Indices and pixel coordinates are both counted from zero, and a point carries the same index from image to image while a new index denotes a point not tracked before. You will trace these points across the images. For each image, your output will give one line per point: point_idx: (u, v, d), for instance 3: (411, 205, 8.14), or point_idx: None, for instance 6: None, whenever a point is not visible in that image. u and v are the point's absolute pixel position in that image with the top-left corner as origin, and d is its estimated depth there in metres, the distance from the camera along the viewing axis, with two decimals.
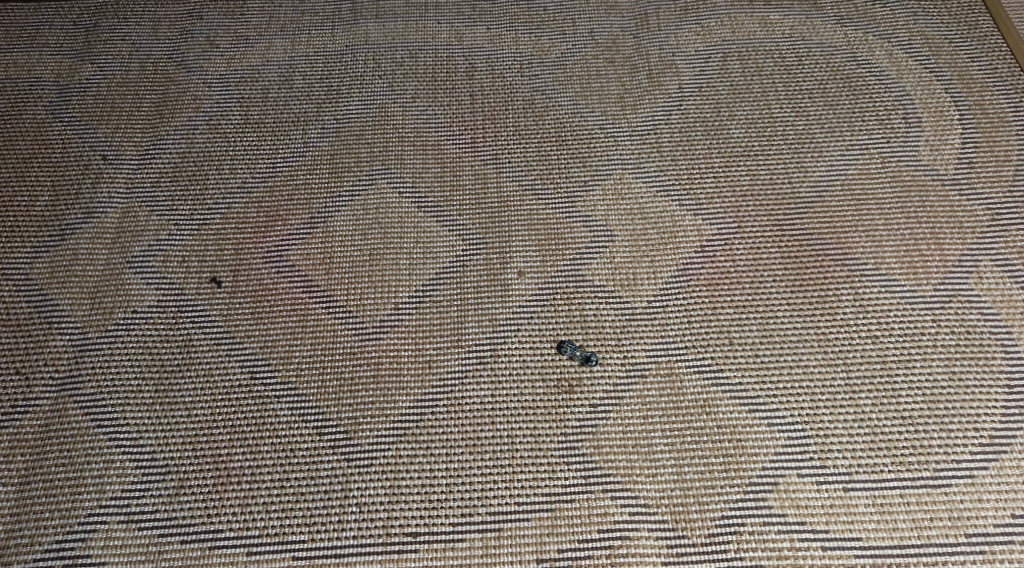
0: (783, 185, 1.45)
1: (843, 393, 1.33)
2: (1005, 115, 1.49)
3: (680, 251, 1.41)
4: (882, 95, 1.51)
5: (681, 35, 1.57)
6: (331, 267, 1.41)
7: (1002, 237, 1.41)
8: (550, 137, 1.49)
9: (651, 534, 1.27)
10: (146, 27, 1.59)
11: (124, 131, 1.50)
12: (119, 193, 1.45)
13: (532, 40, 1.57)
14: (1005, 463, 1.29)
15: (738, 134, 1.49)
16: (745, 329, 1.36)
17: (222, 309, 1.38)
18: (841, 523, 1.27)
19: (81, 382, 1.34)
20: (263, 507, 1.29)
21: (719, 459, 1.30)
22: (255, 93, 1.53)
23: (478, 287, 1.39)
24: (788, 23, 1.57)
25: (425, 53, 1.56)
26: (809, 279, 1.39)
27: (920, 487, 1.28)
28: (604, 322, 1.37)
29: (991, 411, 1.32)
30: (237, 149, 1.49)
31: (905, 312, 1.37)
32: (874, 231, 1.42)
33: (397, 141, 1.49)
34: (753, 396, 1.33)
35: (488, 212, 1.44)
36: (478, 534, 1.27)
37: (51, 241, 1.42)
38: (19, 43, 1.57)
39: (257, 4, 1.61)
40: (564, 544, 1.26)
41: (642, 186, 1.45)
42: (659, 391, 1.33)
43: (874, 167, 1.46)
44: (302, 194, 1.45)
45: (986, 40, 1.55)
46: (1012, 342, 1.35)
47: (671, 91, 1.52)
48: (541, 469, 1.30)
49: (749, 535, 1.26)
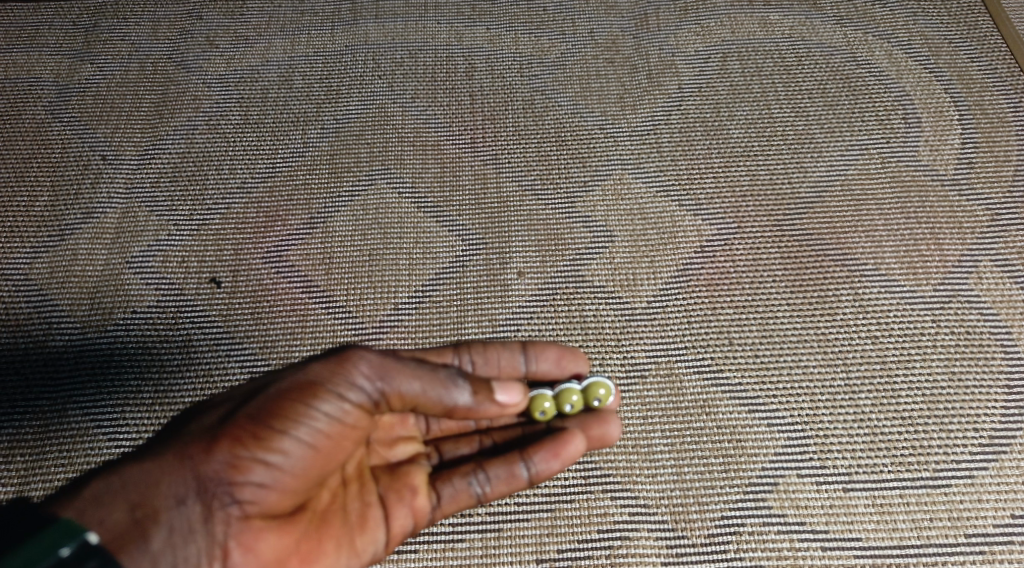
0: (783, 185, 1.45)
1: (844, 393, 1.33)
2: (1005, 114, 1.49)
3: (680, 252, 1.41)
4: (882, 95, 1.51)
5: (681, 35, 1.57)
6: (331, 267, 1.41)
7: (1002, 237, 1.41)
8: (550, 137, 1.49)
9: (650, 534, 1.26)
10: (146, 27, 1.59)
11: (125, 131, 1.50)
12: (119, 193, 1.45)
13: (532, 41, 1.57)
14: (1005, 463, 1.29)
15: (739, 134, 1.49)
16: (745, 328, 1.36)
17: (222, 309, 1.38)
18: (841, 523, 1.27)
19: (81, 382, 1.34)
20: None
21: (719, 459, 1.30)
22: (255, 93, 1.53)
23: (479, 286, 1.39)
24: (789, 23, 1.57)
25: (426, 53, 1.56)
26: (809, 279, 1.39)
27: (920, 487, 1.28)
28: (604, 322, 1.37)
29: (991, 411, 1.32)
30: (237, 149, 1.49)
31: (906, 312, 1.37)
32: (874, 232, 1.42)
33: (397, 141, 1.49)
34: (753, 396, 1.33)
35: (488, 212, 1.44)
36: (477, 534, 1.27)
37: (51, 241, 1.42)
38: (19, 43, 1.57)
39: (257, 3, 1.61)
40: (563, 544, 1.26)
41: (642, 186, 1.45)
42: (658, 391, 1.33)
43: (873, 167, 1.46)
44: (302, 194, 1.45)
45: (986, 40, 1.55)
46: (1011, 341, 1.35)
47: (671, 91, 1.52)
48: None
49: (749, 535, 1.26)
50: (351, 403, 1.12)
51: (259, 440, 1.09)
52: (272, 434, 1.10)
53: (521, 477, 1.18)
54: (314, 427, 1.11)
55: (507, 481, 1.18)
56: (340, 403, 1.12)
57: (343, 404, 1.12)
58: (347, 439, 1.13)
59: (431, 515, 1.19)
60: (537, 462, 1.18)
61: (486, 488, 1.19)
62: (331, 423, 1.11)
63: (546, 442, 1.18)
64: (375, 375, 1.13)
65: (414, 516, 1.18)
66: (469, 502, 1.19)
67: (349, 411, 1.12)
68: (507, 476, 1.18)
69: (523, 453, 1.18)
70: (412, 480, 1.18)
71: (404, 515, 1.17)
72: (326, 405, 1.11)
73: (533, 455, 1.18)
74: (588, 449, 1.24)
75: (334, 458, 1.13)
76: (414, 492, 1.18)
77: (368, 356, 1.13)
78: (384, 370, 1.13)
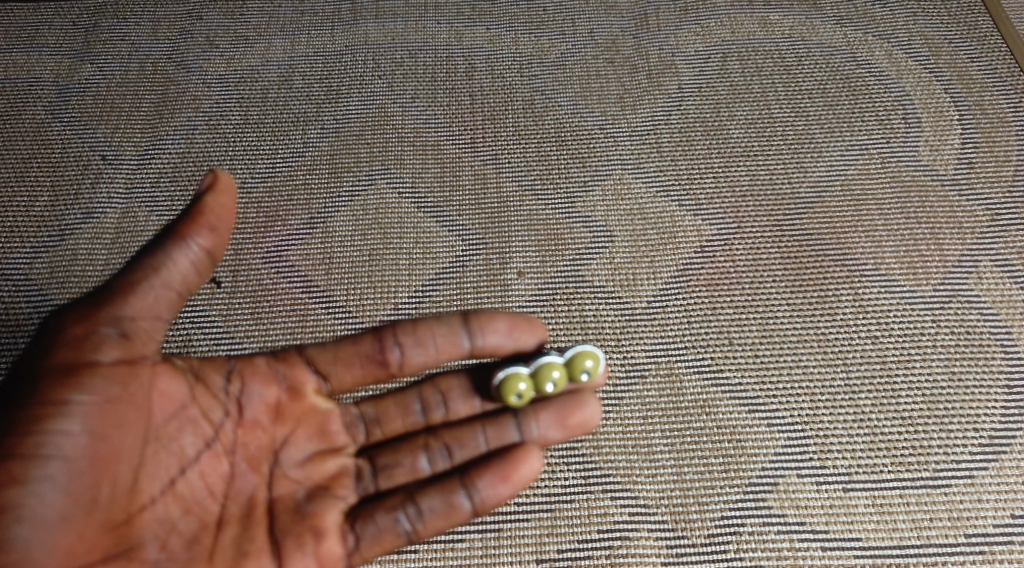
0: (783, 185, 1.45)
1: (844, 393, 1.33)
2: (1004, 114, 1.49)
3: (680, 251, 1.41)
4: (882, 95, 1.52)
5: (681, 34, 1.57)
6: (331, 267, 1.40)
7: (1002, 237, 1.41)
8: (550, 138, 1.49)
9: (650, 534, 1.26)
10: (146, 27, 1.59)
11: (124, 131, 1.50)
12: (119, 193, 1.45)
13: (532, 41, 1.57)
14: (1005, 463, 1.29)
15: (739, 134, 1.49)
16: (745, 328, 1.36)
17: (222, 310, 1.38)
18: (841, 523, 1.27)
19: None
20: None
21: (719, 459, 1.29)
22: (255, 93, 1.53)
23: (479, 286, 1.39)
24: (789, 23, 1.57)
25: (426, 54, 1.56)
26: (809, 279, 1.39)
27: (920, 487, 1.28)
28: (604, 322, 1.36)
29: (991, 411, 1.32)
30: (237, 149, 1.49)
31: (906, 312, 1.37)
32: (874, 232, 1.42)
33: (396, 141, 1.49)
34: (753, 396, 1.32)
35: (488, 212, 1.43)
36: (477, 534, 1.26)
37: (51, 241, 1.42)
38: (19, 43, 1.57)
39: (257, 3, 1.61)
40: (563, 544, 1.26)
41: (642, 186, 1.45)
42: (658, 391, 1.33)
43: (873, 167, 1.46)
44: (302, 194, 1.45)
45: (986, 40, 1.55)
46: (1011, 342, 1.35)
47: (671, 91, 1.52)
48: (541, 469, 1.29)
49: (749, 535, 1.26)
50: (103, 391, 1.09)
51: (13, 477, 1.05)
52: (23, 464, 1.06)
53: (466, 507, 1.16)
54: (69, 435, 1.07)
55: (447, 515, 1.16)
56: (84, 386, 1.08)
57: (85, 386, 1.08)
58: (114, 432, 1.09)
59: (348, 559, 1.15)
60: (483, 488, 1.16)
61: (420, 523, 1.16)
62: (87, 425, 1.08)
63: (495, 465, 1.16)
64: (98, 313, 1.10)
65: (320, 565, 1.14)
66: (400, 540, 1.16)
67: (100, 389, 1.09)
68: (443, 508, 1.16)
69: (465, 483, 1.16)
70: (322, 521, 1.15)
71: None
72: (71, 405, 1.07)
73: (481, 479, 1.16)
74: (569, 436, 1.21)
75: (115, 465, 1.09)
76: (320, 537, 1.15)
77: (71, 320, 1.10)
78: (110, 310, 1.10)
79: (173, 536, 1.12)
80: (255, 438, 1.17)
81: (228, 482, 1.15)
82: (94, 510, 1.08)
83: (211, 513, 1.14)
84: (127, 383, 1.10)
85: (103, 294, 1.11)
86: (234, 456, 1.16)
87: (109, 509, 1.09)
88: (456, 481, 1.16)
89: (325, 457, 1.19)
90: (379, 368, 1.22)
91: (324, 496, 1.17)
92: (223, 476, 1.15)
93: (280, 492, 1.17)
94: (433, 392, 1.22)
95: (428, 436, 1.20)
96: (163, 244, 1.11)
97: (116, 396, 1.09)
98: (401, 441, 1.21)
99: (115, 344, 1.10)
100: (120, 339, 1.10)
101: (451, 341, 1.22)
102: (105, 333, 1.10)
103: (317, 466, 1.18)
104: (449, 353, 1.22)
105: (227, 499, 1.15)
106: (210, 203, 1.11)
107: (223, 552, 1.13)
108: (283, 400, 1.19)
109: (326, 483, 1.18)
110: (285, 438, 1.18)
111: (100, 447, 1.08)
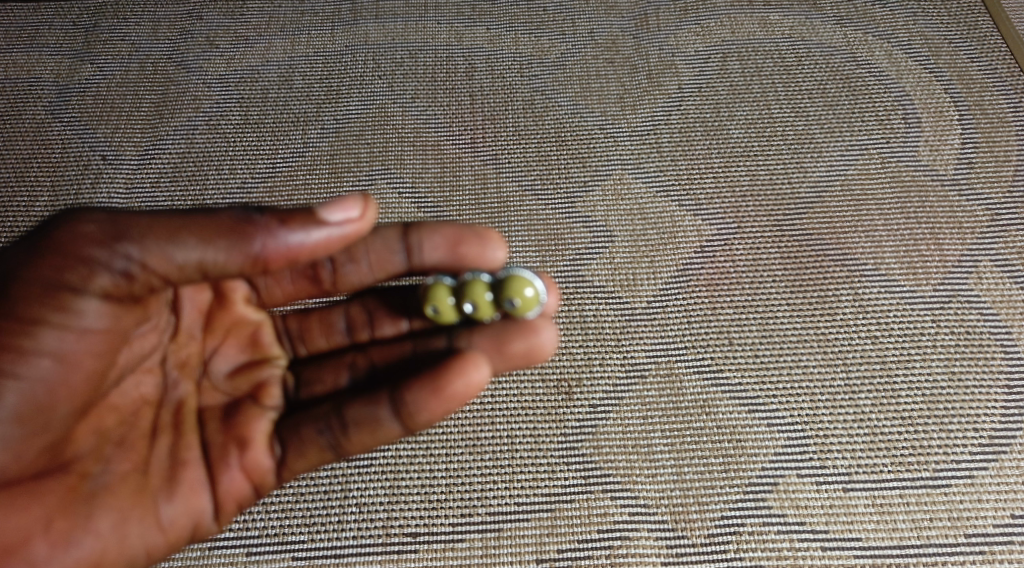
0: (783, 185, 1.45)
1: (844, 393, 1.33)
2: (1004, 114, 1.49)
3: (680, 252, 1.41)
4: (882, 95, 1.52)
5: (681, 34, 1.57)
6: None
7: (1002, 237, 1.41)
8: (550, 138, 1.49)
9: (650, 534, 1.26)
10: (146, 27, 1.59)
11: (125, 131, 1.50)
12: (119, 193, 1.45)
13: (532, 41, 1.57)
14: (1005, 463, 1.29)
15: (739, 134, 1.49)
16: (745, 328, 1.36)
17: None
18: (841, 523, 1.27)
19: None
20: (263, 507, 1.27)
21: (719, 459, 1.29)
22: (255, 93, 1.53)
23: None
24: (789, 23, 1.57)
25: (425, 53, 1.56)
26: (809, 279, 1.39)
27: (920, 487, 1.28)
28: (604, 322, 1.36)
29: (991, 411, 1.32)
30: (237, 149, 1.49)
31: (905, 312, 1.37)
32: (874, 232, 1.42)
33: (397, 141, 1.49)
34: (753, 396, 1.32)
35: (487, 212, 1.43)
36: (477, 534, 1.26)
37: None
38: (20, 44, 1.57)
39: (257, 3, 1.61)
40: (563, 544, 1.26)
41: (642, 186, 1.45)
42: (658, 391, 1.33)
43: (873, 167, 1.47)
44: (302, 194, 1.45)
45: (985, 40, 1.55)
46: (1011, 341, 1.36)
47: (671, 91, 1.52)
48: (541, 469, 1.29)
49: (749, 535, 1.26)
50: (85, 321, 1.08)
51: None
52: None
53: (393, 427, 1.12)
54: (38, 357, 1.08)
55: (372, 428, 1.12)
56: (70, 309, 1.08)
57: (78, 315, 1.08)
58: (86, 359, 1.10)
59: (276, 472, 1.16)
60: (411, 402, 1.11)
61: (344, 437, 1.13)
62: (60, 348, 1.08)
63: (425, 377, 1.11)
64: (141, 243, 1.08)
65: (247, 476, 1.15)
66: (324, 453, 1.14)
67: (82, 318, 1.08)
68: (369, 423, 1.12)
69: (393, 397, 1.11)
70: (248, 431, 1.16)
71: (232, 478, 1.15)
72: (49, 327, 1.07)
73: (409, 389, 1.11)
74: (516, 363, 1.17)
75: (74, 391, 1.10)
76: (245, 446, 1.15)
77: (98, 237, 1.08)
78: (139, 248, 1.08)
79: (110, 450, 1.13)
80: (187, 347, 1.19)
81: (160, 392, 1.17)
82: (48, 423, 1.09)
83: (144, 421, 1.15)
84: (117, 317, 1.11)
85: (157, 222, 1.09)
86: (167, 364, 1.17)
87: (57, 432, 1.10)
88: (384, 392, 1.12)
89: (251, 369, 1.20)
90: (310, 284, 1.24)
91: (251, 407, 1.17)
92: (155, 387, 1.17)
93: (207, 402, 1.18)
94: (360, 311, 1.24)
95: (355, 355, 1.21)
96: (246, 229, 1.09)
97: (95, 327, 1.09)
98: (328, 360, 1.21)
99: (119, 277, 1.09)
100: (125, 276, 1.09)
101: (384, 257, 1.21)
102: (120, 260, 1.08)
103: (242, 377, 1.20)
104: (384, 269, 1.22)
105: (158, 407, 1.16)
106: (324, 235, 1.11)
107: (156, 463, 1.14)
108: (213, 306, 1.20)
109: (253, 393, 1.19)
110: (215, 346, 1.20)
111: (67, 367, 1.09)
